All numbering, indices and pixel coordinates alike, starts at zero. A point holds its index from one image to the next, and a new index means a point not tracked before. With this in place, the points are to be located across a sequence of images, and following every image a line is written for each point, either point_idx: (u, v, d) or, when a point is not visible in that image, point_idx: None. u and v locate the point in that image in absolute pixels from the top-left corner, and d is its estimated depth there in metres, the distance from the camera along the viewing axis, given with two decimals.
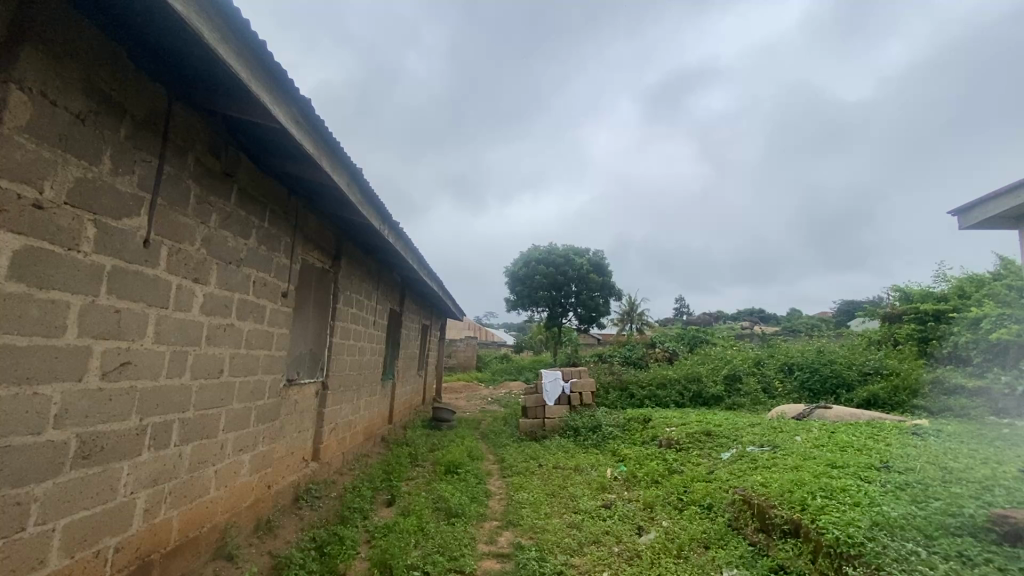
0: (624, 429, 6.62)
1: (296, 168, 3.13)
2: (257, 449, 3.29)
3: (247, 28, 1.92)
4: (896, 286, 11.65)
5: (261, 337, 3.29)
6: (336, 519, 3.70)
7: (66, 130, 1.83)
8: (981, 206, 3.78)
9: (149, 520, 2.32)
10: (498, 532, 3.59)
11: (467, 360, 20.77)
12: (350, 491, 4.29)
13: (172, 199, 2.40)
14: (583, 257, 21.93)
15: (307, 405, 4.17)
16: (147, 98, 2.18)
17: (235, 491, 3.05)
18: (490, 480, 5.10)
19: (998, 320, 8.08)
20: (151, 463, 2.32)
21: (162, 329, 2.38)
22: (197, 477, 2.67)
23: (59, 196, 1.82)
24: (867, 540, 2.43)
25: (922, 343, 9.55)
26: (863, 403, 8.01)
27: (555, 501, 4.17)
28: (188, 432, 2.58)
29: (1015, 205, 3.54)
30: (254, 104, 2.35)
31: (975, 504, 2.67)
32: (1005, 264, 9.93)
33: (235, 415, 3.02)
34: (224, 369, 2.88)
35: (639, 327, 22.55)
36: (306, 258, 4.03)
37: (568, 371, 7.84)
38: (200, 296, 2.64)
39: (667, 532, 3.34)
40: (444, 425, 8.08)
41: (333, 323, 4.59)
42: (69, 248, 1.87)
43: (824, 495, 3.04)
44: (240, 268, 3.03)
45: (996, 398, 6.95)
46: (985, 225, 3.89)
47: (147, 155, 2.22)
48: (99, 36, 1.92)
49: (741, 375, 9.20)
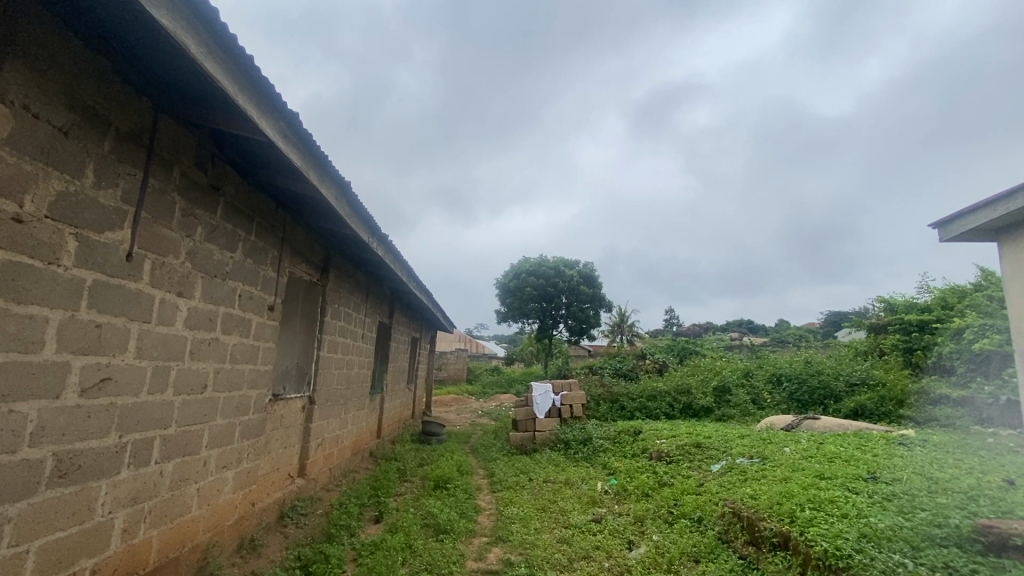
0: (614, 442, 6.59)
1: (283, 181, 3.12)
2: (241, 466, 3.23)
3: (236, 44, 1.94)
4: (881, 297, 11.84)
5: (246, 352, 3.24)
6: (322, 537, 3.63)
7: (48, 144, 1.81)
8: (961, 219, 3.92)
9: (127, 541, 2.25)
10: (488, 549, 3.54)
11: (457, 371, 20.65)
12: (337, 508, 4.21)
13: (156, 211, 2.38)
14: (572, 269, 22.04)
15: (293, 420, 4.11)
16: (132, 111, 2.17)
17: (217, 509, 2.98)
18: (480, 496, 5.04)
19: (981, 330, 8.23)
20: (130, 482, 2.26)
21: (144, 344, 2.33)
22: (178, 495, 2.62)
23: (40, 209, 1.80)
24: (855, 552, 2.44)
25: (908, 353, 9.68)
26: (850, 414, 8.07)
27: (545, 516, 4.13)
28: (170, 449, 2.53)
29: (993, 219, 3.72)
30: (241, 118, 2.35)
31: (961, 515, 2.68)
32: (986, 275, 10.14)
33: (219, 431, 2.97)
34: (207, 384, 2.84)
35: (629, 338, 22.61)
36: (294, 271, 4.01)
37: (558, 384, 7.82)
38: (183, 310, 2.61)
39: (657, 546, 3.31)
40: (433, 439, 8.00)
41: (320, 336, 4.54)
42: (49, 262, 1.85)
43: (812, 507, 3.05)
44: (225, 282, 2.99)
45: (980, 407, 7.03)
46: (968, 235, 3.97)
47: (131, 168, 2.20)
48: (83, 49, 1.92)
49: (730, 387, 9.23)
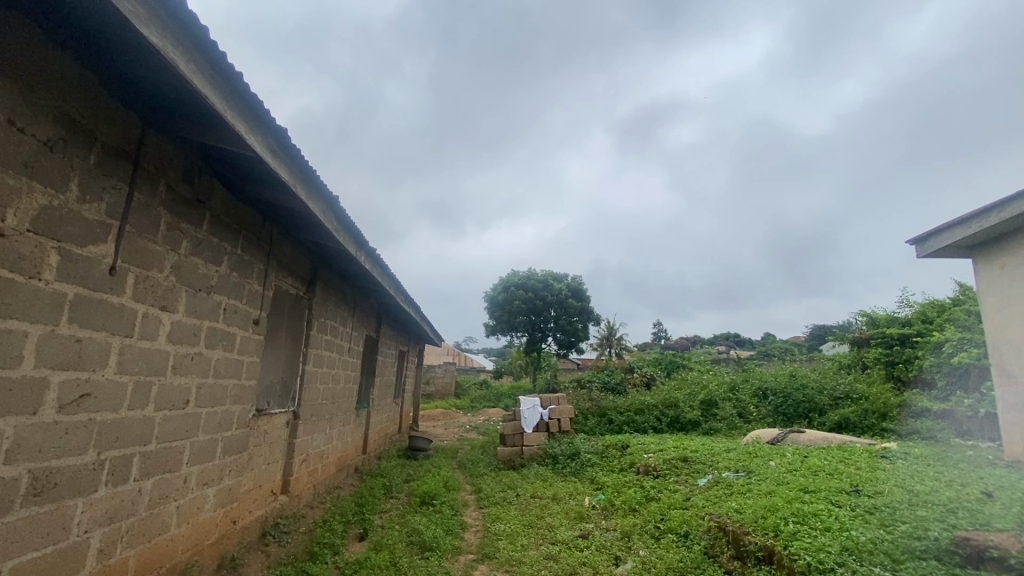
0: (602, 456, 6.59)
1: (271, 195, 3.12)
2: (222, 483, 3.17)
3: (225, 62, 1.98)
4: (863, 311, 12.08)
5: (229, 366, 3.21)
6: (305, 556, 3.56)
7: (33, 158, 1.81)
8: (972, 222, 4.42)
9: (103, 561, 2.19)
10: (474, 566, 3.51)
11: (445, 386, 20.48)
12: (320, 525, 4.14)
13: (140, 225, 2.37)
14: (562, 282, 22.19)
15: (277, 436, 4.05)
16: (118, 124, 2.17)
17: (196, 529, 2.91)
18: (467, 512, 4.99)
19: (960, 344, 8.37)
20: (107, 500, 2.21)
21: (125, 358, 2.30)
22: (157, 513, 2.56)
23: (22, 223, 1.79)
24: (837, 566, 2.47)
25: (890, 366, 9.85)
26: (835, 427, 8.16)
27: (532, 532, 4.10)
28: (149, 466, 2.48)
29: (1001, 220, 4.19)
30: (228, 133, 2.36)
31: (939, 527, 2.72)
32: (964, 290, 10.40)
33: (200, 447, 2.92)
34: (189, 400, 2.80)
35: (618, 351, 22.70)
36: (280, 284, 3.99)
37: (545, 398, 7.81)
38: (167, 324, 2.58)
39: (644, 562, 3.29)
40: (420, 454, 7.91)
41: (306, 350, 4.50)
42: (30, 276, 1.83)
43: (796, 521, 3.09)
44: (210, 296, 2.97)
45: (960, 420, 7.09)
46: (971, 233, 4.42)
47: (116, 182, 2.19)
48: (70, 62, 1.92)
49: (716, 401, 9.31)
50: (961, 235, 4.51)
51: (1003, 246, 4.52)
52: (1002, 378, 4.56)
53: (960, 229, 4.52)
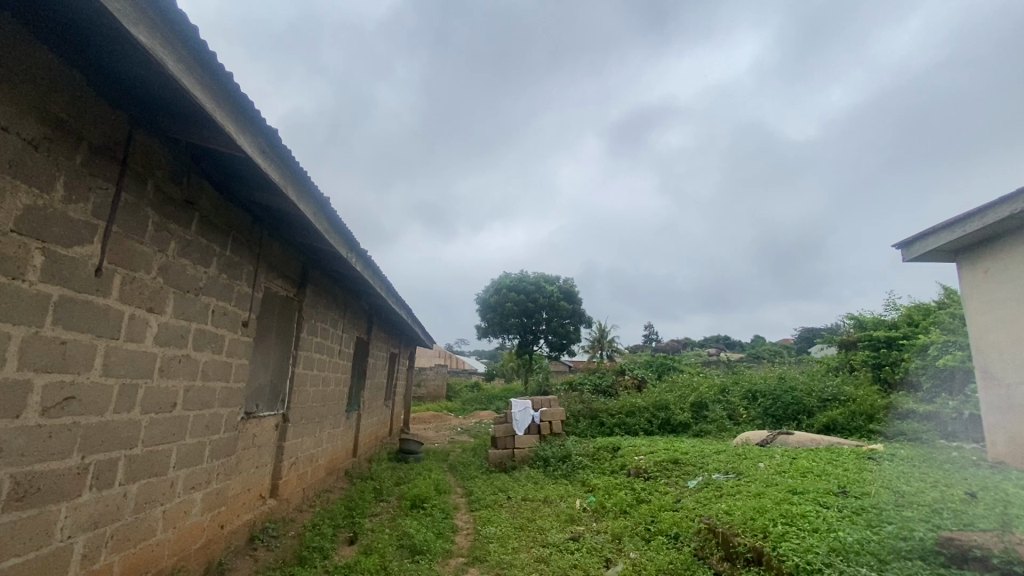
0: (593, 458, 6.60)
1: (261, 196, 3.10)
2: (209, 487, 3.13)
3: (215, 62, 1.96)
4: (851, 314, 12.23)
5: (218, 369, 3.18)
6: (293, 560, 3.53)
7: (17, 157, 1.78)
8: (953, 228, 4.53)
9: (86, 567, 2.16)
10: (464, 569, 3.49)
11: (436, 389, 20.38)
12: (309, 529, 4.10)
13: (128, 226, 2.34)
14: (553, 284, 22.22)
15: (266, 440, 4.01)
16: (105, 124, 2.15)
17: (183, 533, 2.87)
18: (458, 515, 4.97)
19: (945, 346, 8.49)
20: (91, 505, 2.18)
21: (111, 361, 2.27)
22: (142, 518, 2.52)
23: (6, 223, 1.76)
24: (824, 567, 2.49)
25: (877, 368, 9.98)
26: (823, 429, 8.25)
27: (523, 535, 4.09)
28: (135, 470, 2.45)
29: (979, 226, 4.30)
30: (217, 133, 2.34)
31: (925, 528, 2.76)
32: (949, 293, 10.58)
33: (187, 450, 2.88)
34: (177, 403, 2.77)
35: (610, 354, 22.78)
36: (270, 286, 3.96)
37: (537, 401, 7.81)
38: (154, 326, 2.56)
39: (634, 563, 3.30)
40: (411, 458, 7.86)
41: (296, 352, 4.47)
42: (14, 277, 1.80)
43: (785, 522, 3.12)
44: (198, 298, 2.94)
45: (945, 421, 7.17)
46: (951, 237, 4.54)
47: (103, 182, 2.17)
48: (56, 60, 1.90)
49: (707, 403, 9.37)
50: (946, 239, 4.61)
51: (986, 250, 4.61)
52: (986, 380, 4.64)
53: (946, 233, 4.61)
